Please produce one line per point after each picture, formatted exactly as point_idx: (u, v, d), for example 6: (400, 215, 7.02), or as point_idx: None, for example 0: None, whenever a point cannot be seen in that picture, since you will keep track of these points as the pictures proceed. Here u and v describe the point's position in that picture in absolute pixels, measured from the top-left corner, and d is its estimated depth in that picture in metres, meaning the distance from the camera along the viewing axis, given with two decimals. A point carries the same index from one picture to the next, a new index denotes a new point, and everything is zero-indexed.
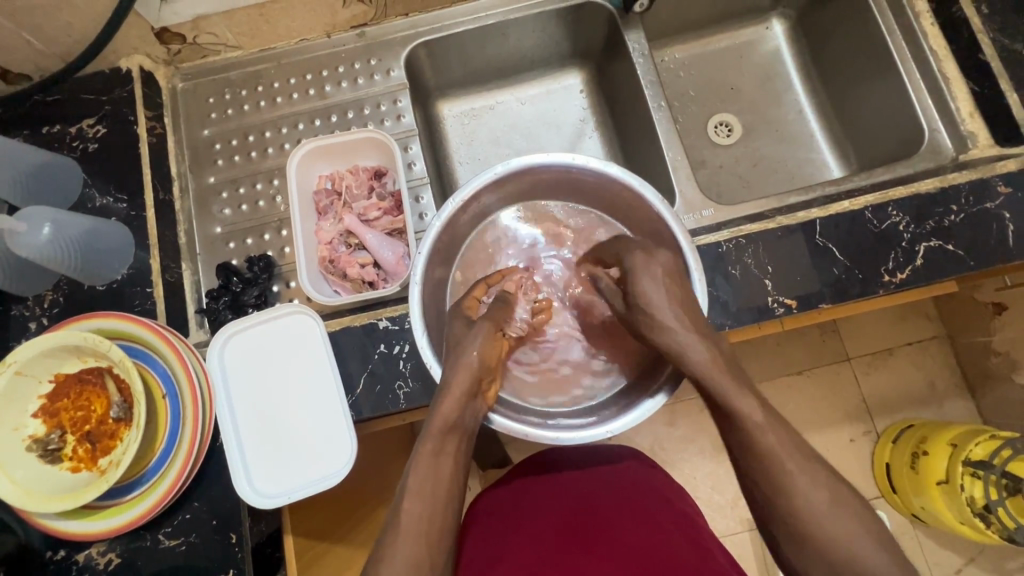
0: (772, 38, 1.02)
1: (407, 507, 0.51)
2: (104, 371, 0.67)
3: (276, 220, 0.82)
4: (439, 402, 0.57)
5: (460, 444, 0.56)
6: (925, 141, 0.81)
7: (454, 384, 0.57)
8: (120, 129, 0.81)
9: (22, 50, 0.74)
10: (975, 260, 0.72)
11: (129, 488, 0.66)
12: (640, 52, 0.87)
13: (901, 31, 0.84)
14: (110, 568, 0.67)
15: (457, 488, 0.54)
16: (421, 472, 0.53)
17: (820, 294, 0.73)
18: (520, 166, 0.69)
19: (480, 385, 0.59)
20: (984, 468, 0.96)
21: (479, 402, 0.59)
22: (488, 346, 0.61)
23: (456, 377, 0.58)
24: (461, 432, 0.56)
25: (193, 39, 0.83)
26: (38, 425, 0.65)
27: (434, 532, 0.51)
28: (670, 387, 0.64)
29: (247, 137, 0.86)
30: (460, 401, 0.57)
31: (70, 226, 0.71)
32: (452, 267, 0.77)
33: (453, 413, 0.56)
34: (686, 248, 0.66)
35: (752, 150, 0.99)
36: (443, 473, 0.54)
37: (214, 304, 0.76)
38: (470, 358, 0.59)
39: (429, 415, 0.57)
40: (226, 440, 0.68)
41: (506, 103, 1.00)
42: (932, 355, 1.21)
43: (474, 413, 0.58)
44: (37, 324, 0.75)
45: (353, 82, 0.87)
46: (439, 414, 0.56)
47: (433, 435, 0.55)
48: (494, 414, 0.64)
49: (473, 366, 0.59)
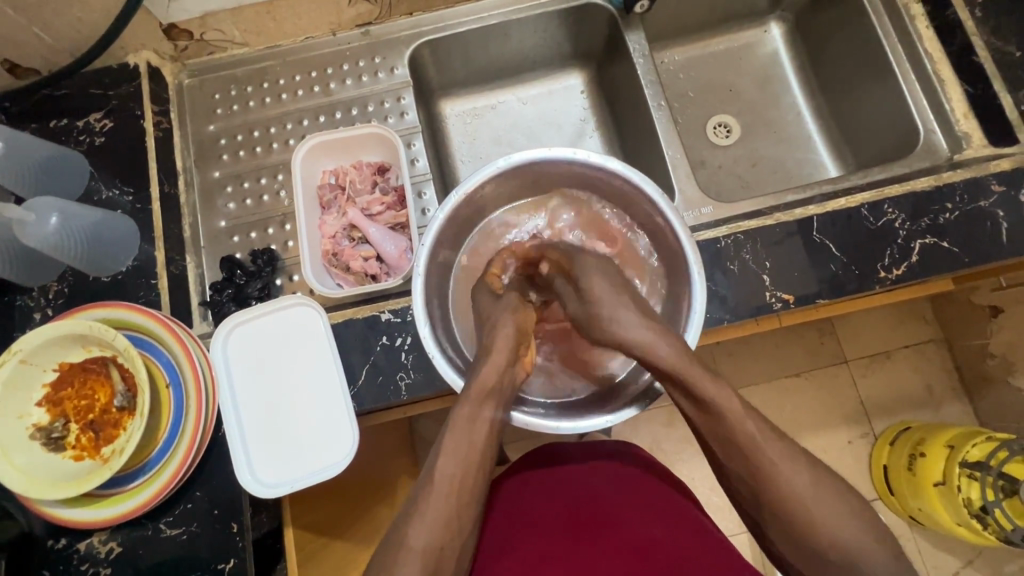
0: (770, 41, 1.03)
1: None
2: (109, 361, 0.68)
3: (280, 215, 0.83)
4: (477, 372, 0.59)
5: (496, 411, 0.58)
6: (921, 142, 0.83)
7: (492, 356, 0.60)
8: (127, 123, 0.82)
9: (32, 44, 0.76)
10: (970, 256, 0.73)
11: (132, 476, 0.66)
12: (641, 53, 0.88)
13: (898, 34, 0.86)
14: (111, 557, 0.68)
15: (480, 467, 0.56)
16: (457, 437, 0.56)
17: (817, 290, 0.74)
18: (523, 161, 0.70)
19: (517, 354, 0.61)
20: (981, 469, 0.96)
21: (517, 369, 0.61)
22: (520, 314, 0.63)
23: (495, 347, 0.60)
24: (499, 398, 0.58)
25: (200, 35, 0.86)
26: (42, 413, 0.66)
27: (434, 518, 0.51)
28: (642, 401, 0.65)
29: (253, 132, 0.87)
30: (501, 366, 0.59)
31: (78, 218, 0.72)
32: (458, 251, 0.78)
33: (491, 380, 0.58)
34: (685, 242, 0.67)
35: (750, 150, 1.00)
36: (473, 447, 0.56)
37: (218, 296, 0.77)
38: (506, 327, 0.61)
39: (465, 385, 0.59)
40: (228, 429, 0.68)
41: (508, 102, 1.01)
42: (928, 355, 1.22)
43: (512, 380, 0.60)
44: (42, 315, 0.76)
45: (357, 79, 0.88)
46: (476, 382, 0.58)
47: (470, 402, 0.57)
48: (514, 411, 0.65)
49: (511, 334, 0.61)
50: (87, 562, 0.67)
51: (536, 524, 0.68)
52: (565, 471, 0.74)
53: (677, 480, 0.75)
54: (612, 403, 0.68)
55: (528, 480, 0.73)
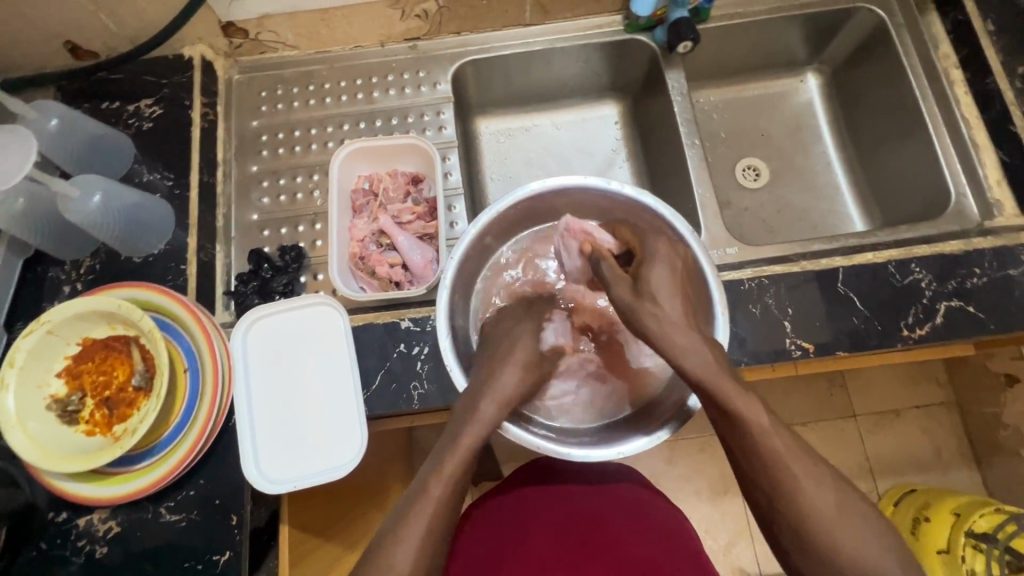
0: (805, 91, 1.04)
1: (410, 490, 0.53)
2: (131, 340, 0.68)
3: (311, 214, 0.84)
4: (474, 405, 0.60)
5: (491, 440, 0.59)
6: (951, 205, 0.83)
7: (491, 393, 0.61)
8: (175, 111, 0.85)
9: (96, 30, 0.79)
10: (996, 323, 0.73)
11: (140, 457, 0.67)
12: (679, 91, 0.90)
13: (936, 95, 0.87)
14: (109, 536, 0.68)
15: (460, 485, 0.55)
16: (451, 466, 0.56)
17: (837, 343, 0.73)
18: (558, 186, 0.72)
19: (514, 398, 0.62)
20: (987, 541, 0.94)
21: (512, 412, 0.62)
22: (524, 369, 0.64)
23: (500, 376, 0.63)
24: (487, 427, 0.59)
25: (255, 35, 0.88)
26: (60, 385, 0.67)
27: (435, 519, 0.52)
28: (675, 424, 0.65)
29: (294, 132, 0.89)
30: (495, 404, 0.60)
31: (119, 198, 0.74)
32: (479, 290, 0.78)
33: (491, 415, 0.59)
34: (712, 282, 0.67)
35: (778, 196, 1.01)
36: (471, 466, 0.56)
37: (243, 288, 0.78)
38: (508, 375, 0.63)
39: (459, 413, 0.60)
40: (239, 421, 0.69)
41: (543, 125, 1.03)
42: (938, 420, 1.20)
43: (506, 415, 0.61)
44: (71, 288, 0.77)
45: (400, 91, 0.91)
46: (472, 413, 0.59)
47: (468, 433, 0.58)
48: (509, 425, 0.65)
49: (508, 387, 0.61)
50: (84, 539, 0.67)
51: (532, 543, 0.69)
52: (563, 491, 0.73)
53: (676, 509, 0.74)
54: (641, 428, 0.68)
55: (523, 497, 0.73)
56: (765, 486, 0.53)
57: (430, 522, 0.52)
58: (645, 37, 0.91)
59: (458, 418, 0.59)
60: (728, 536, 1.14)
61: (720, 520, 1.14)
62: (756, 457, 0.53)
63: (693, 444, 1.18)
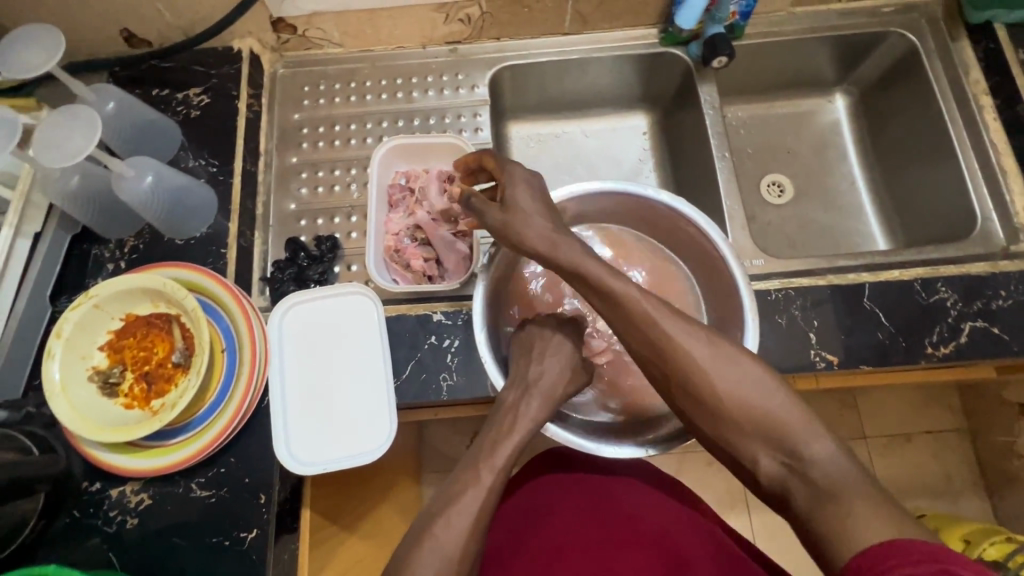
0: (832, 111, 1.06)
1: None
2: (172, 318, 0.71)
3: (348, 206, 0.87)
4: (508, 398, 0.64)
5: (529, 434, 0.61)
6: (977, 228, 0.84)
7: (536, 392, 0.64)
8: (222, 101, 0.88)
9: (153, 19, 0.82)
10: (1020, 346, 0.73)
11: (175, 432, 0.68)
12: (711, 104, 0.92)
13: (965, 120, 0.89)
14: (139, 508, 0.69)
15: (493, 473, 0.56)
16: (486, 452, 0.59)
17: (860, 357, 0.74)
18: (593, 189, 0.74)
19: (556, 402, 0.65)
20: (999, 571, 0.93)
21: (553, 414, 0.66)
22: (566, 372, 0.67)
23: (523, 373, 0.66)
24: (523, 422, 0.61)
25: (302, 31, 0.90)
26: (103, 357, 0.69)
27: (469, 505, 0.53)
28: None
29: (334, 126, 0.91)
30: (540, 408, 0.63)
31: (169, 180, 0.76)
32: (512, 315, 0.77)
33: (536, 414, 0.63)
34: (742, 290, 0.69)
35: (801, 212, 1.02)
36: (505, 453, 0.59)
37: (279, 275, 0.81)
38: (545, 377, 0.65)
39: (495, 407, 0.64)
40: (272, 403, 0.70)
41: (572, 132, 1.05)
42: (951, 443, 1.20)
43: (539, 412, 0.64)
44: (114, 266, 0.79)
45: (438, 91, 0.93)
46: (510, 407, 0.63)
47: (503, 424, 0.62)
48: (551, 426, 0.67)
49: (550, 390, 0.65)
50: (115, 510, 0.69)
51: (558, 526, 0.70)
52: (582, 479, 0.75)
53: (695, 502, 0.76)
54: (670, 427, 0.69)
55: (543, 484, 0.75)
56: (673, 375, 0.56)
57: (463, 506, 0.53)
58: (680, 51, 0.94)
59: (496, 412, 0.63)
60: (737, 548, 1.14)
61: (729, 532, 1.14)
62: (660, 358, 0.57)
63: (705, 454, 1.19)
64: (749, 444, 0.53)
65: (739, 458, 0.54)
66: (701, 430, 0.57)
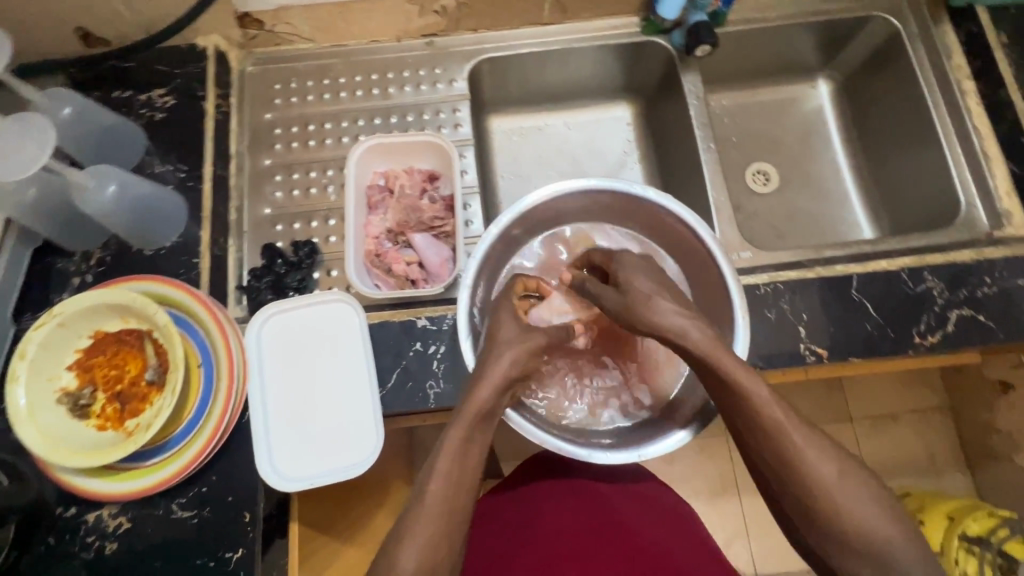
0: (816, 97, 1.05)
1: (431, 487, 0.52)
2: (144, 334, 0.67)
3: (325, 209, 0.84)
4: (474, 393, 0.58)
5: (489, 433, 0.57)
6: (961, 214, 0.84)
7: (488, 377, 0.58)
8: (188, 102, 0.84)
9: (109, 17, 0.78)
10: (1006, 332, 0.74)
11: (152, 453, 0.66)
12: (695, 95, 0.90)
13: (949, 105, 0.88)
14: (118, 532, 0.67)
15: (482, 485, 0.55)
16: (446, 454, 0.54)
17: (849, 348, 0.74)
18: (579, 187, 0.72)
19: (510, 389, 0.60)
20: (982, 545, 0.96)
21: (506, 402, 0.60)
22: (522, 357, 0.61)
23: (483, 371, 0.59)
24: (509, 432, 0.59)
25: (271, 27, 0.86)
26: (72, 378, 0.66)
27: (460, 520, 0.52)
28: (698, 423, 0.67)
29: (308, 126, 0.88)
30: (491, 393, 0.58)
31: (134, 189, 0.73)
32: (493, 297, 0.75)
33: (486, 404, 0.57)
34: (732, 287, 0.68)
35: (787, 201, 1.01)
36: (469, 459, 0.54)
37: (256, 283, 0.78)
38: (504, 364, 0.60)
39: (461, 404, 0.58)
40: (253, 418, 0.68)
41: (555, 125, 1.03)
42: (935, 423, 1.22)
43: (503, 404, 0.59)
44: (80, 280, 0.76)
45: (415, 87, 0.90)
46: (473, 402, 0.57)
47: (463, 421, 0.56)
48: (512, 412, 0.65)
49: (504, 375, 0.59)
50: (93, 535, 0.66)
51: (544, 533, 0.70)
52: (574, 482, 0.74)
53: (686, 507, 0.76)
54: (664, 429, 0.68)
55: (535, 488, 0.74)
56: (765, 452, 0.54)
57: (455, 522, 0.52)
58: (662, 40, 0.92)
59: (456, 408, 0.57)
60: (730, 536, 1.15)
61: (722, 521, 1.15)
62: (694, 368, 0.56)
63: (697, 444, 1.19)
64: (847, 554, 0.52)
65: (824, 553, 0.53)
66: (766, 482, 0.55)
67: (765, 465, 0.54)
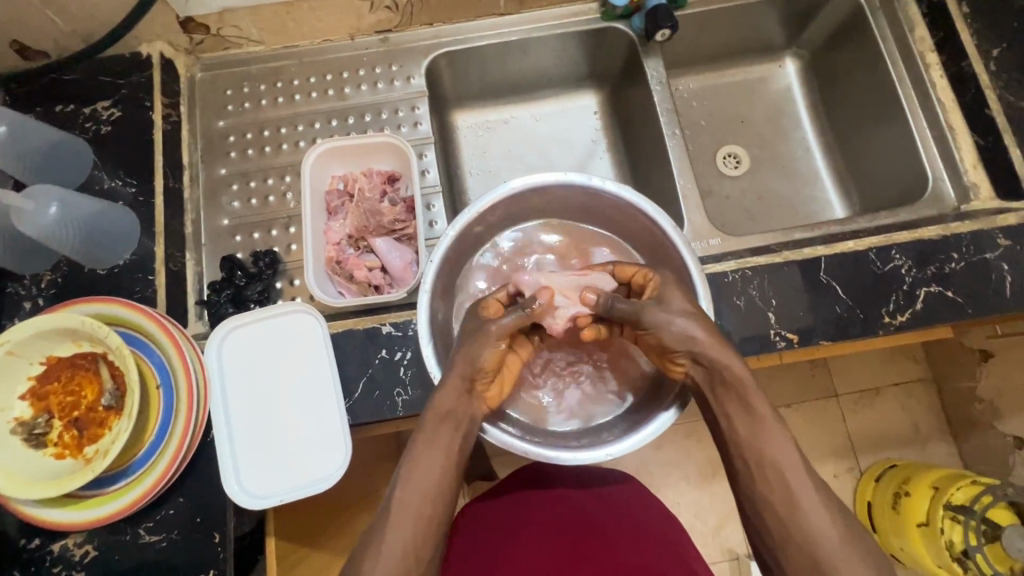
0: (784, 76, 1.04)
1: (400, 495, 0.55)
2: (99, 358, 0.66)
3: (285, 217, 0.82)
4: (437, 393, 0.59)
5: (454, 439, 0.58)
6: (929, 189, 0.84)
7: (450, 378, 0.59)
8: (135, 113, 0.81)
9: (43, 28, 0.75)
10: (974, 307, 0.74)
11: (114, 478, 0.64)
12: (658, 80, 0.89)
13: (913, 80, 0.87)
14: (85, 560, 0.65)
15: None
16: (413, 464, 0.57)
17: (820, 332, 0.74)
18: (538, 183, 0.70)
19: (475, 385, 0.59)
20: (965, 513, 0.97)
21: (475, 402, 0.60)
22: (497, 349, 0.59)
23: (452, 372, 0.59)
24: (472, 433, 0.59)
25: (216, 30, 0.83)
26: (25, 407, 0.64)
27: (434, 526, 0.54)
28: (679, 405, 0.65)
29: (263, 132, 0.85)
30: (454, 395, 0.59)
31: (77, 207, 0.71)
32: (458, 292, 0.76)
33: (447, 405, 0.58)
34: (695, 277, 0.67)
35: (759, 183, 1.00)
36: (433, 467, 0.56)
37: (215, 297, 0.76)
38: (471, 357, 0.59)
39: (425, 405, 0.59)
40: (217, 437, 0.67)
41: (521, 118, 1.01)
42: (917, 396, 1.23)
43: (470, 408, 0.59)
44: (32, 304, 0.73)
45: (372, 85, 0.88)
46: (433, 405, 0.58)
47: (429, 425, 0.58)
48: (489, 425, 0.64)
49: (470, 365, 0.59)
50: (60, 565, 0.65)
51: (528, 542, 0.69)
52: (554, 490, 0.74)
53: (673, 519, 0.74)
54: (639, 422, 0.67)
55: (519, 498, 0.74)
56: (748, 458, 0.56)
57: None
58: (623, 25, 0.90)
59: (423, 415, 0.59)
60: (718, 520, 1.16)
61: (709, 505, 1.16)
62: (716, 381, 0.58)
63: (682, 430, 1.19)
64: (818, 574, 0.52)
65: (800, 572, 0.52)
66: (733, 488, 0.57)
67: (743, 467, 0.56)
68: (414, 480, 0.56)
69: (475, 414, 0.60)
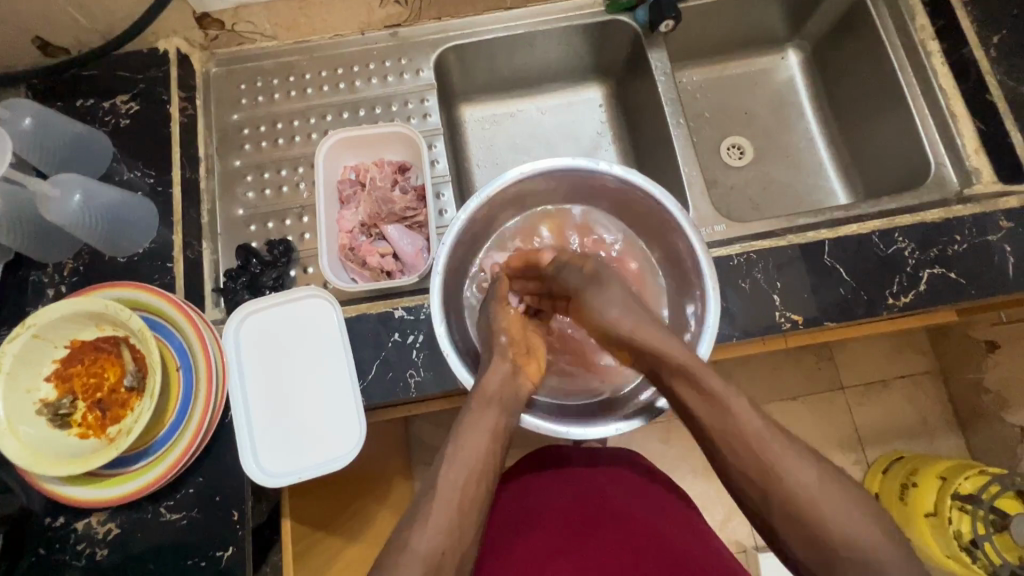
0: (786, 67, 1.05)
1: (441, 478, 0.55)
2: (121, 341, 0.67)
3: (298, 207, 0.83)
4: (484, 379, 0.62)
5: (500, 416, 0.60)
6: (931, 174, 0.85)
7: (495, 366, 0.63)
8: (152, 107, 0.83)
9: (65, 24, 0.77)
10: (977, 288, 0.75)
11: (136, 457, 0.66)
12: (663, 71, 0.90)
13: (914, 67, 0.88)
14: (108, 538, 0.67)
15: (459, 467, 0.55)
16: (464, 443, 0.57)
17: (824, 315, 0.75)
18: (546, 167, 0.71)
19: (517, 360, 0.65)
20: (973, 502, 0.96)
21: (521, 379, 0.64)
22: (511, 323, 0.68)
23: (494, 361, 0.64)
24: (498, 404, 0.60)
25: (231, 26, 0.88)
26: (50, 389, 0.66)
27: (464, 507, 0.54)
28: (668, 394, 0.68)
29: (276, 124, 0.87)
30: (502, 376, 0.62)
31: (100, 196, 0.73)
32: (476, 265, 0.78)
33: (496, 385, 0.61)
34: (701, 258, 0.68)
35: (763, 173, 1.02)
36: (480, 446, 0.57)
37: (232, 284, 0.78)
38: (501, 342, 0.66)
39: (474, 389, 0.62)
40: (235, 418, 0.68)
41: (528, 111, 1.02)
42: (924, 387, 1.23)
43: (516, 387, 0.63)
44: (55, 291, 0.76)
45: (382, 79, 0.90)
46: (482, 389, 0.61)
47: (478, 406, 0.60)
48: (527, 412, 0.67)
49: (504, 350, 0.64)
50: (84, 542, 0.67)
51: (543, 524, 0.70)
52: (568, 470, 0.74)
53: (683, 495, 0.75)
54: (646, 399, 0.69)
55: (535, 480, 0.74)
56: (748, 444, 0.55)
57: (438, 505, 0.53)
58: (626, 18, 0.91)
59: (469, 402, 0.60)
60: (725, 511, 1.17)
61: (717, 495, 1.17)
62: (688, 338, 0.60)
63: None
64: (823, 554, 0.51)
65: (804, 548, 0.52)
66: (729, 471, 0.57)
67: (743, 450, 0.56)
68: (461, 458, 0.56)
69: (520, 393, 0.63)
